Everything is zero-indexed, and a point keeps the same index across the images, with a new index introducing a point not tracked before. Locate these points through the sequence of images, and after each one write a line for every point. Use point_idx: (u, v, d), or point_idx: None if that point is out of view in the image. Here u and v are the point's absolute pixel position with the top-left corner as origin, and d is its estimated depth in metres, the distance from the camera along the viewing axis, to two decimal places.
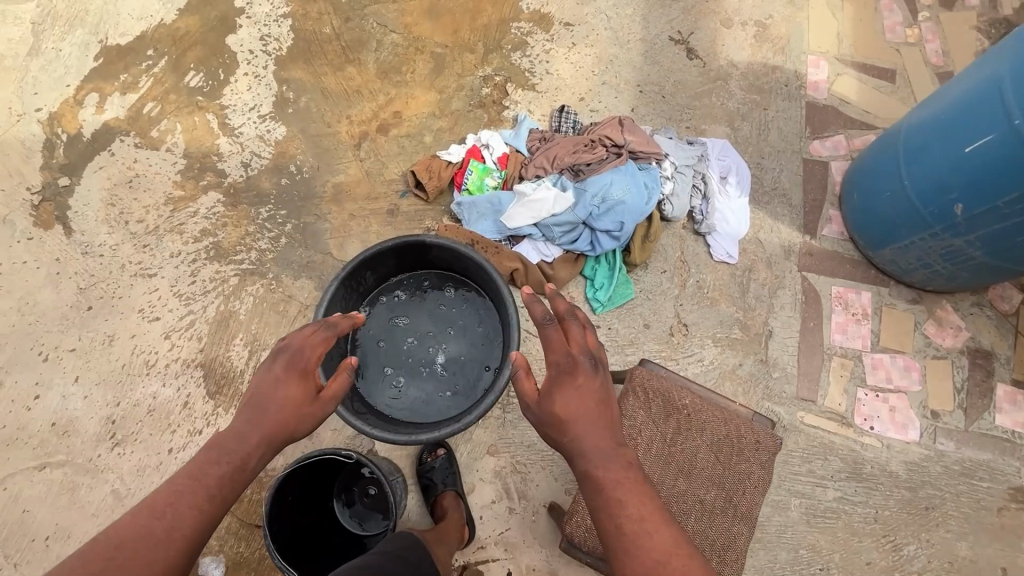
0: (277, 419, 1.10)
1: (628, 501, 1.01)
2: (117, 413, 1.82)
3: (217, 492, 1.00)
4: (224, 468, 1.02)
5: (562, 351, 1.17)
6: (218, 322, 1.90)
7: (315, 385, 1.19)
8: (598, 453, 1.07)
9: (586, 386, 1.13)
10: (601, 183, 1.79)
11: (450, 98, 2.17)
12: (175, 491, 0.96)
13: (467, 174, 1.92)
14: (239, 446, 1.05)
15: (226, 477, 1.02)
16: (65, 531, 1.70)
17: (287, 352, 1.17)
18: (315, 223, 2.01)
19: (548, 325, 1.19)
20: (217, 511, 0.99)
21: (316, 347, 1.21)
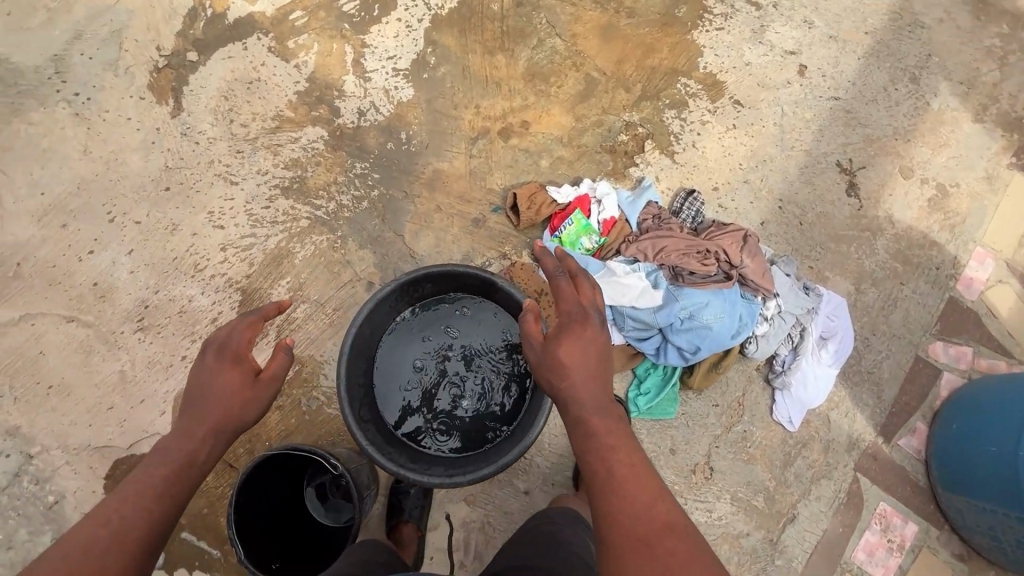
0: (218, 412, 1.15)
1: (618, 453, 1.11)
2: (152, 301, 1.85)
3: (166, 489, 1.03)
4: (170, 468, 1.06)
5: (571, 305, 1.35)
6: (274, 257, 1.89)
7: (252, 372, 1.23)
8: (592, 402, 1.21)
9: (589, 337, 1.29)
10: (697, 298, 1.64)
11: (584, 130, 2.02)
12: (116, 500, 0.98)
13: (565, 223, 1.79)
14: (181, 448, 1.09)
15: (172, 478, 1.05)
16: (69, 387, 1.77)
17: (216, 348, 1.21)
18: (400, 199, 1.94)
19: (559, 280, 1.38)
20: (169, 508, 1.02)
21: (245, 331, 1.25)
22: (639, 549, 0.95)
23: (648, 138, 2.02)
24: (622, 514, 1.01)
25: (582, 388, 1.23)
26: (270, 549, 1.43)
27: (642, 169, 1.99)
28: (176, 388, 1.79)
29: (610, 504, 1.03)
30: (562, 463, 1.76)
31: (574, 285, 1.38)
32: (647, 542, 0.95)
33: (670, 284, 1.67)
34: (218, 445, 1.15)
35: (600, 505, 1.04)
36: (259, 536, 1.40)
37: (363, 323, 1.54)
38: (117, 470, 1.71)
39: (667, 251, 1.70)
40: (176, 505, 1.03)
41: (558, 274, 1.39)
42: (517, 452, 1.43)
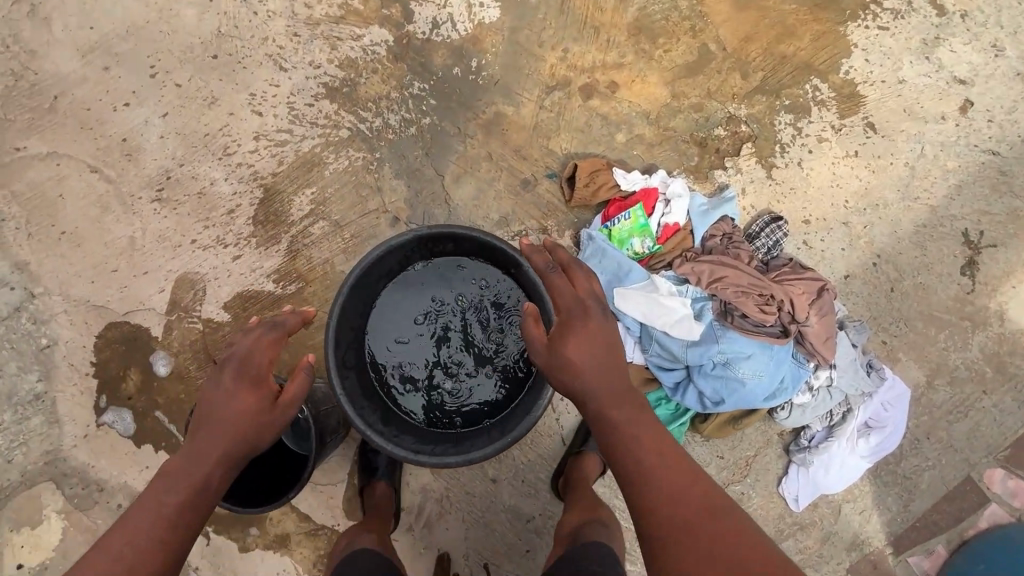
0: (233, 436, 1.06)
1: (645, 443, 1.06)
2: (175, 173, 1.76)
3: (178, 519, 0.98)
4: (181, 496, 0.99)
5: (571, 298, 1.22)
6: (305, 161, 1.75)
7: (271, 393, 1.13)
8: (608, 393, 1.13)
9: (597, 331, 1.18)
10: (740, 346, 1.42)
11: (678, 110, 1.72)
12: (122, 530, 0.94)
13: (621, 216, 1.56)
14: (191, 474, 1.01)
15: (184, 507, 0.99)
16: (81, 238, 1.74)
17: (233, 368, 1.10)
18: (451, 136, 1.73)
19: (552, 274, 1.25)
20: (179, 539, 0.97)
21: (267, 351, 1.14)
22: (688, 538, 0.93)
23: (749, 140, 1.71)
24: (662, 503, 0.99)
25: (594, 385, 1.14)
26: None
27: (729, 175, 1.70)
28: (179, 269, 1.74)
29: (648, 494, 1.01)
30: (539, 463, 1.66)
31: (569, 276, 1.25)
32: (693, 528, 0.94)
33: (716, 320, 1.45)
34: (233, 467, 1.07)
35: (635, 498, 1.01)
36: None
37: (371, 265, 1.42)
38: (109, 332, 1.72)
39: (725, 283, 1.45)
40: (187, 537, 0.98)
41: (550, 268, 1.26)
42: (491, 451, 1.33)
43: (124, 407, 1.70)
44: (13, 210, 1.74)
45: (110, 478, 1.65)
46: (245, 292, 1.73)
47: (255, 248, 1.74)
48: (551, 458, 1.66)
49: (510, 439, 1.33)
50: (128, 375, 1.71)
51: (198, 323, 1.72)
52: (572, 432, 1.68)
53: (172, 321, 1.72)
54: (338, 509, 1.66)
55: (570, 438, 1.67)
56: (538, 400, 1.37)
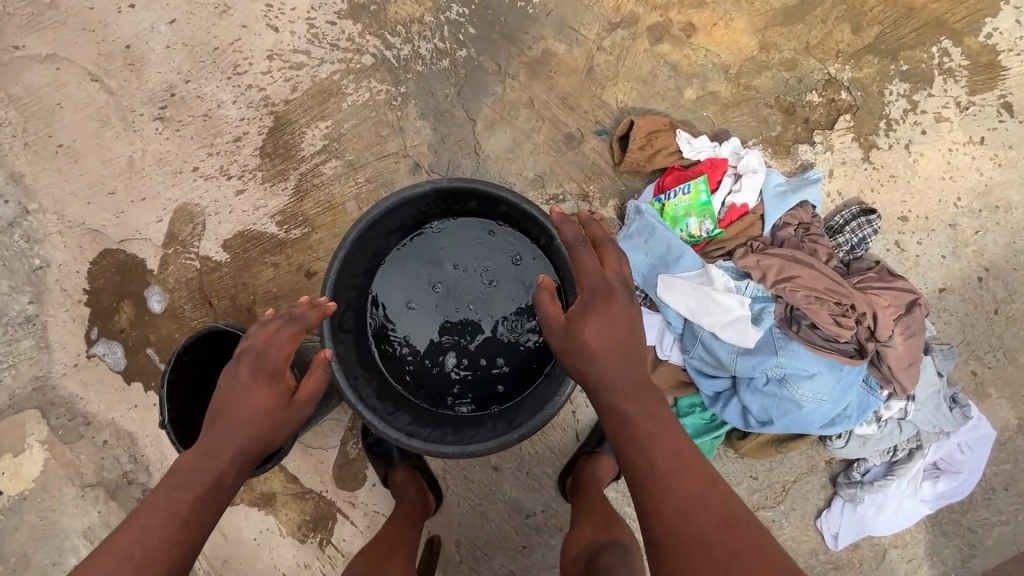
0: (250, 433, 0.95)
1: (662, 443, 0.88)
2: (180, 90, 1.58)
3: (191, 519, 0.86)
4: (195, 493, 0.88)
5: (596, 276, 0.99)
6: (321, 89, 1.54)
7: (287, 388, 1.02)
8: (626, 387, 0.93)
9: (622, 318, 0.96)
10: (803, 362, 1.18)
11: (764, 66, 1.41)
12: (128, 530, 0.82)
13: (679, 188, 1.31)
14: (205, 471, 0.90)
15: (195, 506, 0.87)
16: (78, 154, 1.60)
17: (253, 358, 1.00)
18: (489, 74, 1.48)
19: (581, 248, 1.01)
20: (190, 539, 0.85)
21: (287, 346, 1.02)
22: (707, 565, 0.77)
23: (848, 111, 1.40)
24: (679, 517, 0.82)
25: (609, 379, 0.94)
26: None
27: (816, 152, 1.40)
28: (179, 199, 1.58)
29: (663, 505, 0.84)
30: (547, 456, 1.50)
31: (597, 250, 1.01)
32: (715, 550, 0.78)
33: (777, 327, 1.21)
34: (248, 463, 0.96)
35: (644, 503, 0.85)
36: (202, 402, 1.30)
37: (380, 217, 1.23)
38: (104, 259, 1.60)
39: (797, 283, 1.20)
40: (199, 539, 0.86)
41: (578, 240, 1.02)
42: (492, 446, 1.16)
43: (115, 340, 1.60)
44: (9, 116, 1.60)
45: (99, 413, 1.59)
46: (247, 232, 1.57)
47: (260, 183, 1.56)
48: (561, 453, 1.50)
49: (515, 435, 1.16)
50: (122, 307, 1.61)
51: (195, 260, 1.58)
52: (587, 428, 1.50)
53: (169, 256, 1.59)
54: (327, 475, 1.56)
55: (585, 435, 1.49)
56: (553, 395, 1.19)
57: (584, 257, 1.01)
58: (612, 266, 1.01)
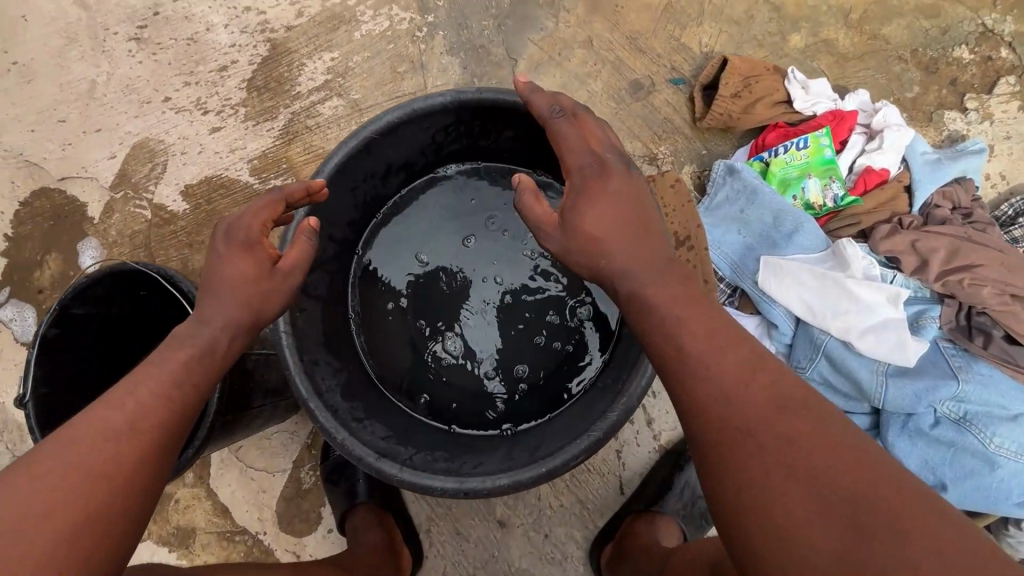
0: (226, 309, 0.66)
1: (693, 321, 0.57)
2: (165, 9, 1.31)
3: (188, 379, 0.62)
4: (162, 386, 0.60)
5: (581, 152, 0.70)
6: (332, 16, 1.26)
7: (267, 259, 0.70)
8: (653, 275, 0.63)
9: (626, 198, 0.67)
10: (998, 395, 0.76)
11: (897, 13, 1.09)
12: (56, 441, 0.54)
13: (792, 142, 0.95)
14: (174, 359, 0.63)
15: (163, 402, 0.59)
16: (32, 74, 1.32)
17: (221, 224, 0.70)
18: (539, 7, 1.18)
19: (557, 120, 0.72)
20: (158, 447, 0.58)
21: (257, 208, 0.70)
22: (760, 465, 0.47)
23: (1010, 73, 1.06)
24: (719, 401, 0.52)
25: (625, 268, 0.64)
26: None
27: (969, 121, 1.04)
28: (141, 133, 1.28)
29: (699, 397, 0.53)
30: (575, 514, 1.05)
31: (579, 120, 0.72)
32: (776, 449, 0.47)
33: (948, 340, 0.80)
34: (240, 342, 0.68)
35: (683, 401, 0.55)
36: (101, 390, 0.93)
37: (377, 138, 0.87)
38: (37, 201, 1.28)
39: (981, 275, 0.80)
40: (173, 447, 0.59)
41: (552, 110, 0.72)
42: (505, 481, 0.75)
43: (28, 303, 1.24)
44: None
45: None
46: (215, 178, 1.24)
47: (241, 121, 1.25)
48: (596, 512, 1.05)
49: (542, 470, 0.75)
50: (46, 261, 1.26)
51: (147, 209, 1.25)
52: (637, 478, 1.05)
53: (115, 202, 1.26)
54: (267, 510, 1.12)
55: (632, 487, 1.05)
56: (605, 409, 0.77)
57: (561, 131, 0.72)
58: (599, 136, 0.71)
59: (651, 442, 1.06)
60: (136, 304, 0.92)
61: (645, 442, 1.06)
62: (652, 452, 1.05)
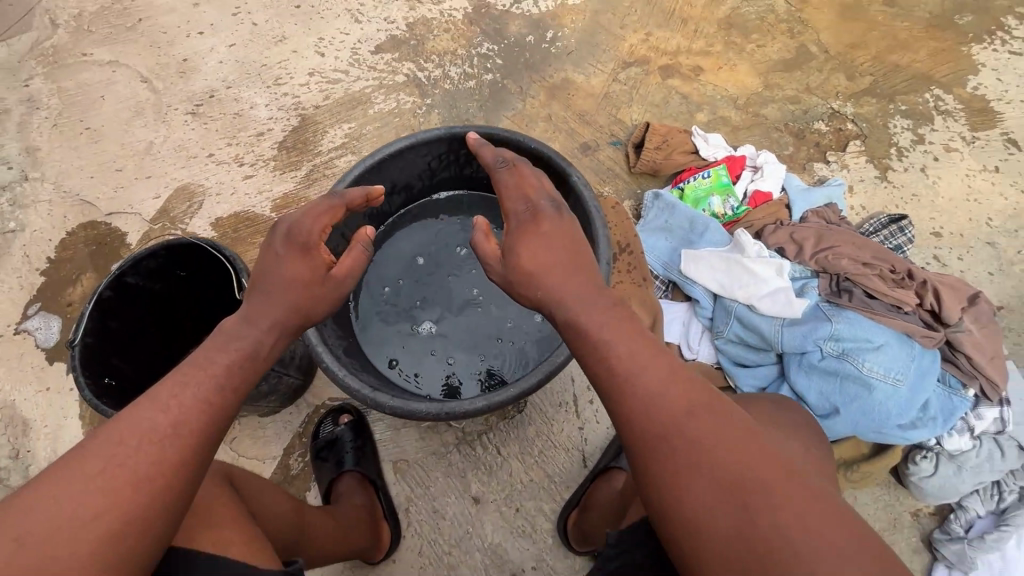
0: (282, 302, 0.77)
1: (618, 344, 0.67)
2: (219, 93, 1.68)
3: (228, 383, 0.68)
4: (205, 389, 0.66)
5: (518, 199, 0.86)
6: (352, 99, 1.63)
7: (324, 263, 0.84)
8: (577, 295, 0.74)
9: (555, 228, 0.81)
10: (864, 332, 0.97)
11: (770, 100, 1.51)
12: (109, 438, 0.59)
13: (699, 173, 1.28)
14: (215, 364, 0.69)
15: (204, 407, 0.64)
16: (101, 136, 1.63)
17: (279, 229, 0.82)
18: (511, 94, 1.58)
19: (501, 171, 0.93)
20: (199, 454, 0.62)
21: (319, 214, 0.85)
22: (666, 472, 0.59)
23: (857, 138, 1.44)
24: (640, 417, 0.62)
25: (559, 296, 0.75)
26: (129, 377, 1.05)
27: (831, 169, 1.40)
28: (184, 179, 1.55)
29: (628, 423, 0.63)
30: (544, 489, 1.16)
31: (518, 171, 0.91)
32: (679, 454, 0.59)
33: (825, 299, 1.03)
34: (281, 344, 0.77)
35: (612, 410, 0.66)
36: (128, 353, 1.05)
37: (387, 160, 1.15)
38: (82, 230, 1.50)
39: (840, 252, 1.06)
40: (212, 450, 0.64)
41: (498, 162, 0.94)
42: (481, 402, 0.90)
43: (56, 313, 1.40)
44: (50, 102, 1.68)
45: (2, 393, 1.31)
46: (243, 213, 1.50)
47: (270, 171, 1.55)
48: (562, 485, 1.16)
49: (512, 391, 0.90)
50: (81, 279, 1.44)
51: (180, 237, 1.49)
52: (598, 452, 1.19)
53: (153, 231, 1.49)
54: None
55: (594, 460, 1.18)
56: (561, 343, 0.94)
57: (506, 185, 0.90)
58: (533, 186, 0.88)
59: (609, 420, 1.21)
60: (180, 283, 1.10)
61: (604, 420, 1.21)
62: (610, 428, 1.20)
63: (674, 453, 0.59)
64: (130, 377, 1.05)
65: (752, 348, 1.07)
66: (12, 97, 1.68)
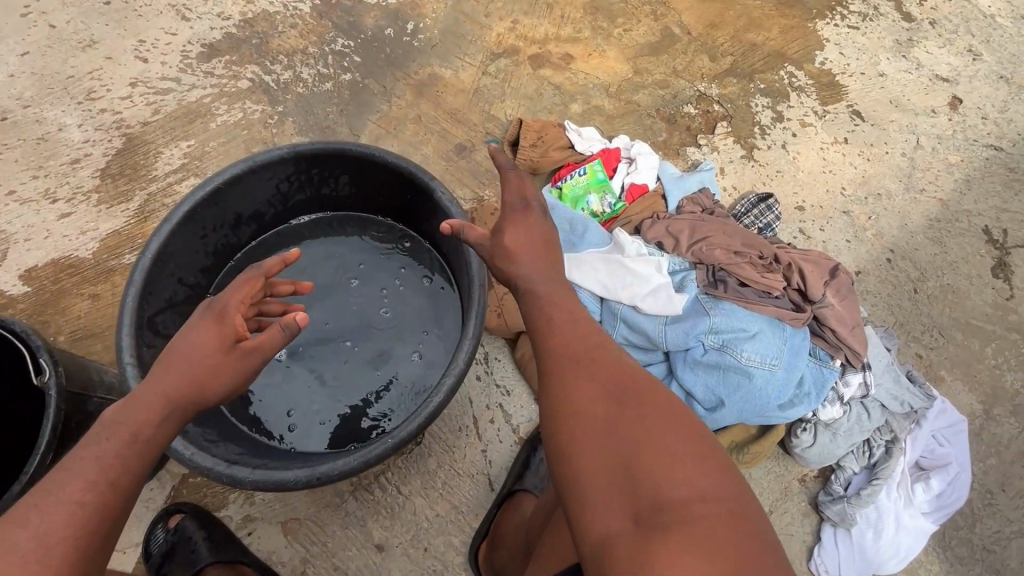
0: (178, 378, 0.69)
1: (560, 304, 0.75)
2: (15, 114, 1.39)
3: (108, 476, 0.60)
4: (78, 488, 0.58)
5: (514, 194, 0.82)
6: (188, 111, 1.42)
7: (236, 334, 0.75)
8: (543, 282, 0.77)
9: (539, 232, 0.82)
10: (739, 321, 0.99)
11: (641, 86, 1.49)
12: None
13: (574, 171, 1.25)
14: (88, 457, 0.60)
15: (77, 506, 0.57)
16: None
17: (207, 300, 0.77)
18: (374, 94, 1.44)
19: (508, 169, 0.83)
20: (76, 562, 0.55)
21: (241, 286, 0.78)
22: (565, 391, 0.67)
23: (723, 119, 1.47)
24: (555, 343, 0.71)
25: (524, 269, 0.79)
26: None
27: (703, 152, 1.42)
28: None
29: (547, 347, 0.71)
30: (452, 521, 1.10)
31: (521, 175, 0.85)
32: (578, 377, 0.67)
33: (703, 292, 1.04)
34: (163, 434, 0.67)
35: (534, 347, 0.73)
36: None
37: (222, 190, 0.99)
38: None
39: (712, 242, 1.07)
40: (91, 554, 0.57)
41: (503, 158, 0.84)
42: (354, 460, 0.81)
43: None
44: None
45: None
46: (64, 259, 1.26)
47: (94, 205, 1.31)
48: (471, 514, 1.10)
49: (388, 443, 0.82)
50: None
51: None
52: (504, 472, 1.13)
53: None
54: None
55: (501, 481, 1.12)
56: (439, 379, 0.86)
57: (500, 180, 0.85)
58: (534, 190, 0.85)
59: (512, 436, 1.15)
60: None
61: (507, 438, 1.15)
62: (514, 445, 1.14)
63: (578, 368, 0.67)
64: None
65: (640, 348, 1.05)
66: None
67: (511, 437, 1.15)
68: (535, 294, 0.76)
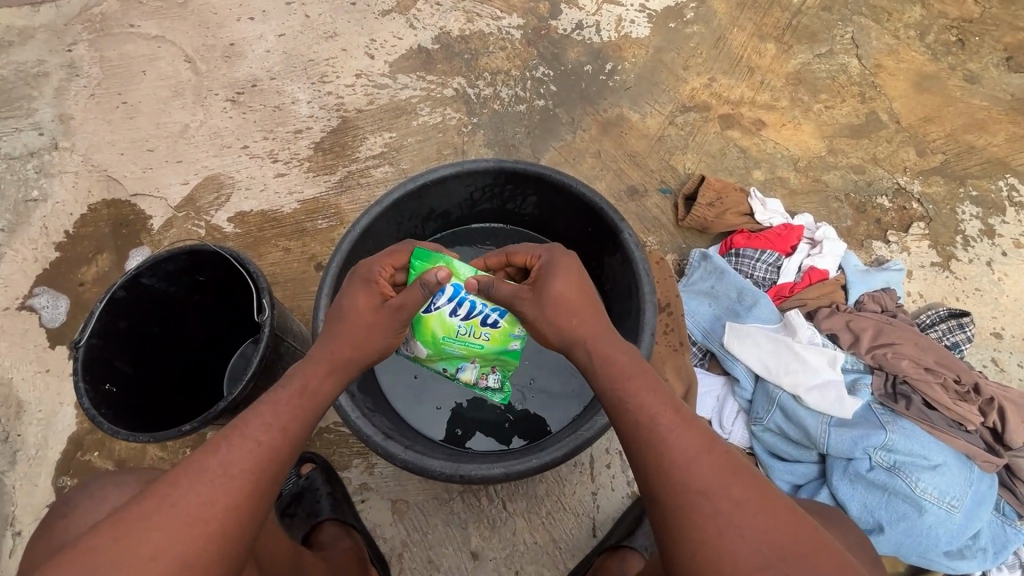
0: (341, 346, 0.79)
1: (648, 401, 0.67)
2: (261, 81, 1.61)
3: (311, 388, 0.74)
4: (295, 395, 0.72)
5: (574, 291, 0.78)
6: (395, 106, 1.56)
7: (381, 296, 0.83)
8: (666, 421, 0.65)
9: (583, 307, 0.77)
10: (920, 448, 0.93)
11: (833, 166, 1.43)
12: (110, 528, 0.58)
13: (485, 322, 0.91)
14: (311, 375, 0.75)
15: (297, 407, 0.71)
16: (136, 112, 1.57)
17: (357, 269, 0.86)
18: (563, 123, 1.51)
19: (572, 276, 0.79)
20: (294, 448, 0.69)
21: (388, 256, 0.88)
22: (705, 524, 0.58)
23: (921, 220, 1.36)
24: (679, 469, 0.62)
25: (620, 384, 0.69)
26: (131, 391, 0.98)
27: (891, 250, 1.32)
28: (215, 168, 1.50)
29: (669, 477, 0.61)
30: (547, 553, 1.10)
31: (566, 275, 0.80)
32: (715, 508, 0.59)
33: (879, 402, 0.98)
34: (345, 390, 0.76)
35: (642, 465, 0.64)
36: (134, 365, 0.99)
37: (430, 185, 1.07)
38: (105, 208, 1.45)
39: (900, 350, 1.01)
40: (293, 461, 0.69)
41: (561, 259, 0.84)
42: (499, 469, 0.83)
43: (65, 293, 1.35)
44: (91, 70, 1.60)
45: None
46: (272, 212, 1.45)
47: (304, 172, 1.50)
48: (568, 552, 1.10)
49: (534, 462, 0.84)
50: (97, 259, 1.39)
51: (202, 228, 1.44)
52: (609, 521, 1.12)
53: (176, 218, 1.45)
54: None
55: (605, 529, 1.11)
56: (593, 415, 0.87)
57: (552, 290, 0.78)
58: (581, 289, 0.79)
59: (625, 487, 1.13)
60: (198, 289, 1.04)
61: (621, 487, 1.13)
62: (626, 496, 1.13)
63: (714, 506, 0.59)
64: (134, 381, 0.99)
65: (793, 443, 1.01)
66: (52, 61, 1.60)
67: (624, 485, 1.13)
68: (661, 444, 0.63)
